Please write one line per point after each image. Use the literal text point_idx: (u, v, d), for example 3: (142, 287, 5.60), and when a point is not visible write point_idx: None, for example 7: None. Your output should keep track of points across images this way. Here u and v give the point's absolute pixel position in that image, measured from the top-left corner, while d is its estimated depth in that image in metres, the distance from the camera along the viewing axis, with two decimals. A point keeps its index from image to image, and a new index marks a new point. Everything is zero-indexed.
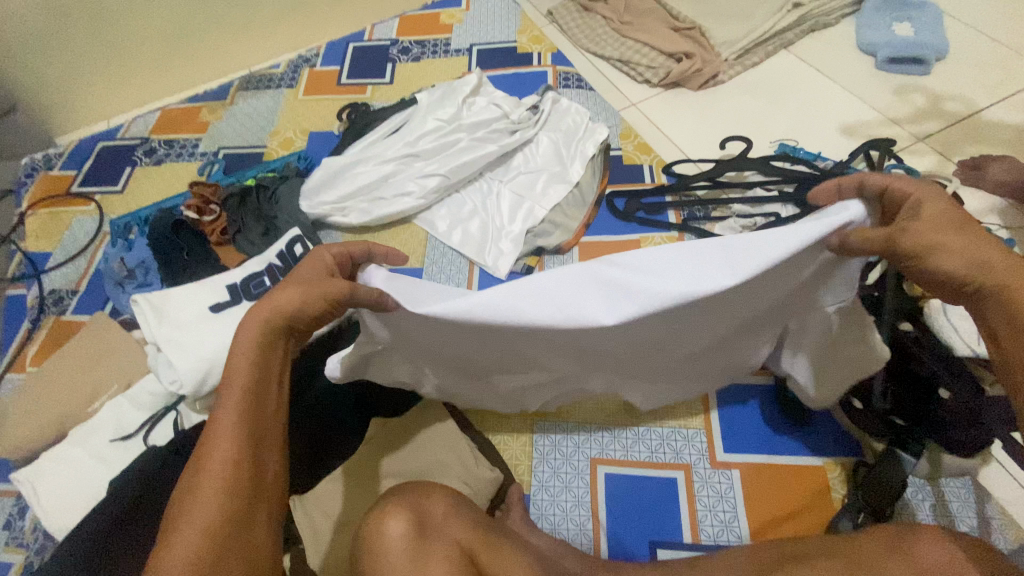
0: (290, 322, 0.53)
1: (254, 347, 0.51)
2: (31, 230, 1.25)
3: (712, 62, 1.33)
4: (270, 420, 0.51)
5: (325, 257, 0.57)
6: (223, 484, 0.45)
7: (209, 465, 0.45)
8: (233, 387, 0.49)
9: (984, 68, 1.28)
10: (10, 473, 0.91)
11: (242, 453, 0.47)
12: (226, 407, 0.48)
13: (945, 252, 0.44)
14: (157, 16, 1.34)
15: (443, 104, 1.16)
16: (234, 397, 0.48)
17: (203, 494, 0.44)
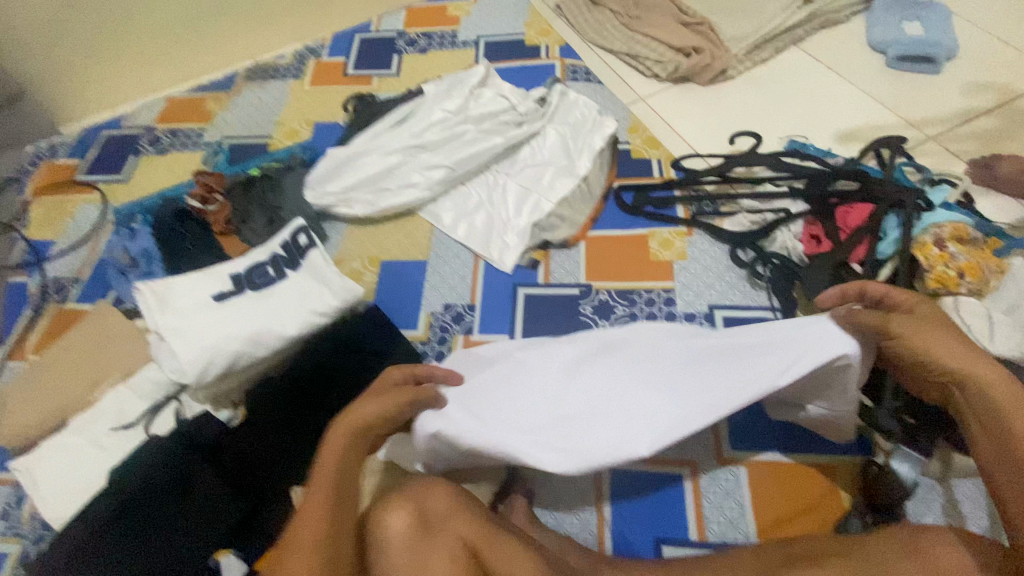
0: (380, 424, 0.62)
1: (342, 443, 0.59)
2: (35, 218, 1.24)
3: (721, 57, 1.32)
4: (352, 506, 0.57)
5: (400, 372, 0.69)
6: (311, 556, 0.51)
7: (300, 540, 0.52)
8: (322, 472, 0.57)
9: (996, 66, 1.27)
10: (10, 461, 0.91)
11: (328, 530, 0.53)
12: (316, 492, 0.55)
13: (916, 336, 0.58)
14: (164, 5, 1.33)
15: (450, 95, 1.14)
16: (324, 481, 0.56)
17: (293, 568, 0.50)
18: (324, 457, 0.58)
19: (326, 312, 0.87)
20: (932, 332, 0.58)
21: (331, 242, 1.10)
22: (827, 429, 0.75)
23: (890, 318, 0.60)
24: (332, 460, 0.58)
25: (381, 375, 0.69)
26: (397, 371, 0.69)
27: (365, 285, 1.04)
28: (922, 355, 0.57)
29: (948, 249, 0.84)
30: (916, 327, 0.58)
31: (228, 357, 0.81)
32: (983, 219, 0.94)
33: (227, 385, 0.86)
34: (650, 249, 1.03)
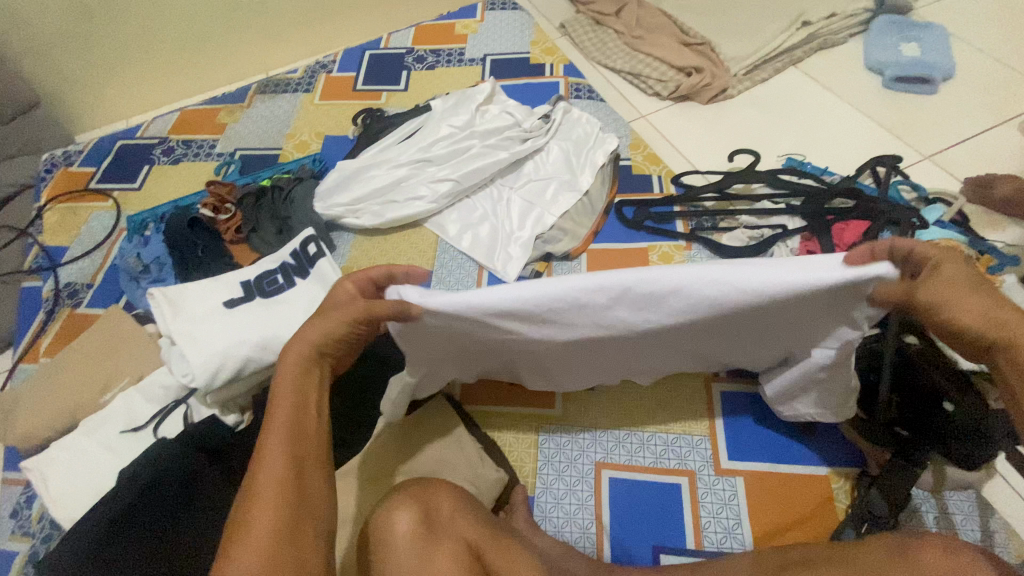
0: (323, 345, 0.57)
1: (294, 372, 0.56)
2: (49, 224, 1.27)
3: (721, 77, 1.35)
4: (314, 436, 0.53)
5: (355, 279, 0.60)
6: (276, 497, 0.47)
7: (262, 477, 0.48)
8: (281, 403, 0.53)
9: (991, 89, 1.30)
10: (21, 461, 0.93)
11: (291, 470, 0.49)
12: (275, 426, 0.52)
13: (948, 287, 0.49)
14: (181, 21, 1.38)
15: (457, 111, 1.18)
16: (281, 412, 0.52)
17: (255, 507, 0.47)
18: (280, 389, 0.54)
19: None
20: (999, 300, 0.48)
21: (338, 252, 1.13)
22: (816, 402, 0.74)
23: (962, 275, 0.49)
24: (289, 390, 0.54)
25: (331, 292, 0.61)
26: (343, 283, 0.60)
27: None
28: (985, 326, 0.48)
29: None
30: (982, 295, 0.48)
31: (236, 362, 0.83)
32: (977, 237, 0.96)
33: (235, 391, 0.87)
34: (649, 262, 1.06)
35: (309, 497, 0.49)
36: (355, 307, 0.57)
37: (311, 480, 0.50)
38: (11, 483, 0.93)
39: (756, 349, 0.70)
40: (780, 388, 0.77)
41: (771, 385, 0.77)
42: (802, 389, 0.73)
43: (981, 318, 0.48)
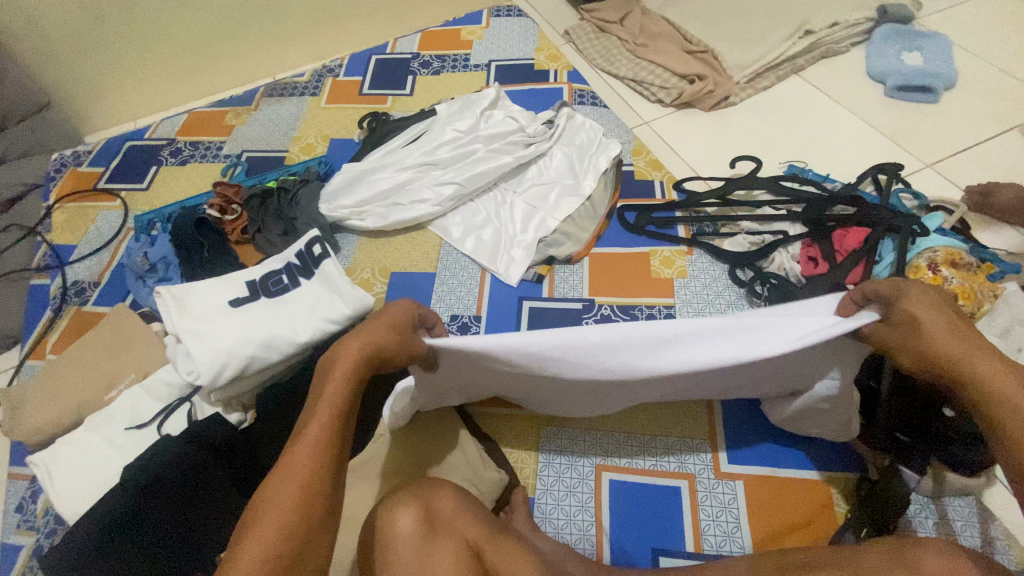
0: (375, 355, 0.61)
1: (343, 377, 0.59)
2: (57, 223, 1.28)
3: (724, 84, 1.37)
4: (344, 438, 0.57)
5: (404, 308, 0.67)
6: (305, 489, 0.50)
7: (296, 466, 0.51)
8: (326, 401, 0.57)
9: (993, 98, 1.31)
10: (27, 456, 0.94)
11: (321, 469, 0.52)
12: (316, 421, 0.55)
13: (918, 317, 0.55)
14: (190, 25, 1.40)
15: (462, 115, 1.20)
16: (325, 408, 0.56)
17: (283, 492, 0.49)
18: (329, 386, 0.58)
19: (337, 320, 0.90)
20: (951, 329, 0.53)
21: (343, 253, 1.14)
22: (821, 427, 0.77)
23: (919, 309, 0.55)
24: (337, 390, 0.57)
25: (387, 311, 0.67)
26: (395, 309, 0.66)
27: (375, 295, 1.07)
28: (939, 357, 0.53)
29: (941, 272, 0.88)
30: (935, 328, 0.54)
31: (241, 360, 0.84)
32: (977, 245, 0.96)
33: (238, 389, 0.88)
34: (651, 267, 1.06)
35: (331, 497, 0.52)
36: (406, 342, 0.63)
37: (337, 480, 0.54)
38: (17, 478, 0.94)
39: (751, 393, 0.75)
40: (785, 411, 0.79)
41: (776, 410, 0.80)
42: (809, 414, 0.76)
43: (934, 347, 0.53)
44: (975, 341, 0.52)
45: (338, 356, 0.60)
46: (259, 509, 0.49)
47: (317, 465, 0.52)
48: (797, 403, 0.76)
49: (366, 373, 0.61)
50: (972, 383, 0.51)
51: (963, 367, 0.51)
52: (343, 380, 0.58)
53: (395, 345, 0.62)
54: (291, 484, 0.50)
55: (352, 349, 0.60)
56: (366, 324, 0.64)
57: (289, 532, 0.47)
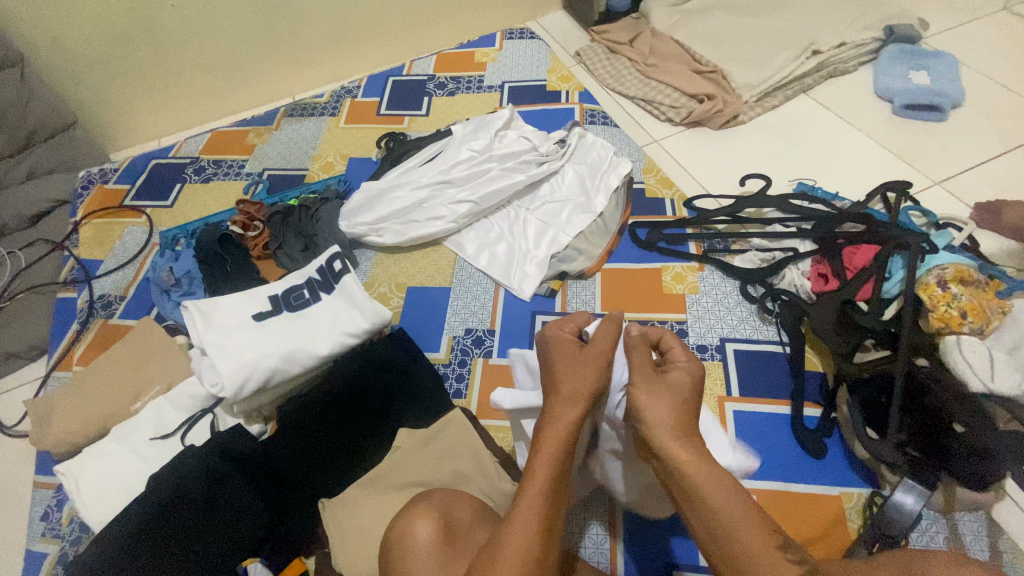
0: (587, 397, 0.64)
1: (563, 423, 0.62)
2: (85, 238, 1.33)
3: (732, 104, 1.39)
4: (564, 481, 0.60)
5: (569, 329, 0.72)
6: (533, 536, 0.54)
7: (520, 514, 0.55)
8: (548, 441, 0.61)
9: (1000, 116, 1.32)
10: (53, 466, 0.96)
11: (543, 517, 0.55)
12: (541, 461, 0.59)
13: (661, 432, 0.60)
14: (215, 49, 1.46)
15: (476, 135, 1.23)
16: (546, 459, 0.59)
17: (520, 537, 0.53)
18: (547, 431, 0.62)
19: (356, 333, 0.92)
20: (679, 426, 0.60)
21: (361, 268, 1.17)
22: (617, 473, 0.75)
23: (657, 394, 0.62)
24: (559, 430, 0.62)
25: (553, 333, 0.72)
26: (556, 327, 0.73)
27: (391, 310, 1.10)
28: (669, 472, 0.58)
29: (950, 290, 0.87)
30: (664, 432, 0.59)
31: (263, 373, 0.86)
32: (985, 261, 0.97)
33: (260, 401, 0.91)
34: (663, 283, 1.08)
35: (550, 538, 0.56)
36: (596, 365, 0.66)
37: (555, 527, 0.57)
38: (44, 487, 0.97)
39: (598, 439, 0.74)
40: (596, 463, 0.77)
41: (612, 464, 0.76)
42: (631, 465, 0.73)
43: (680, 471, 0.57)
44: (690, 441, 0.59)
45: (561, 397, 0.64)
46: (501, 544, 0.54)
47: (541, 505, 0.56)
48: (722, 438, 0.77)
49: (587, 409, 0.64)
50: (699, 500, 0.55)
51: (685, 477, 0.57)
52: (568, 424, 0.62)
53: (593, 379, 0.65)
54: (521, 530, 0.54)
55: (571, 390, 0.64)
56: (551, 356, 0.69)
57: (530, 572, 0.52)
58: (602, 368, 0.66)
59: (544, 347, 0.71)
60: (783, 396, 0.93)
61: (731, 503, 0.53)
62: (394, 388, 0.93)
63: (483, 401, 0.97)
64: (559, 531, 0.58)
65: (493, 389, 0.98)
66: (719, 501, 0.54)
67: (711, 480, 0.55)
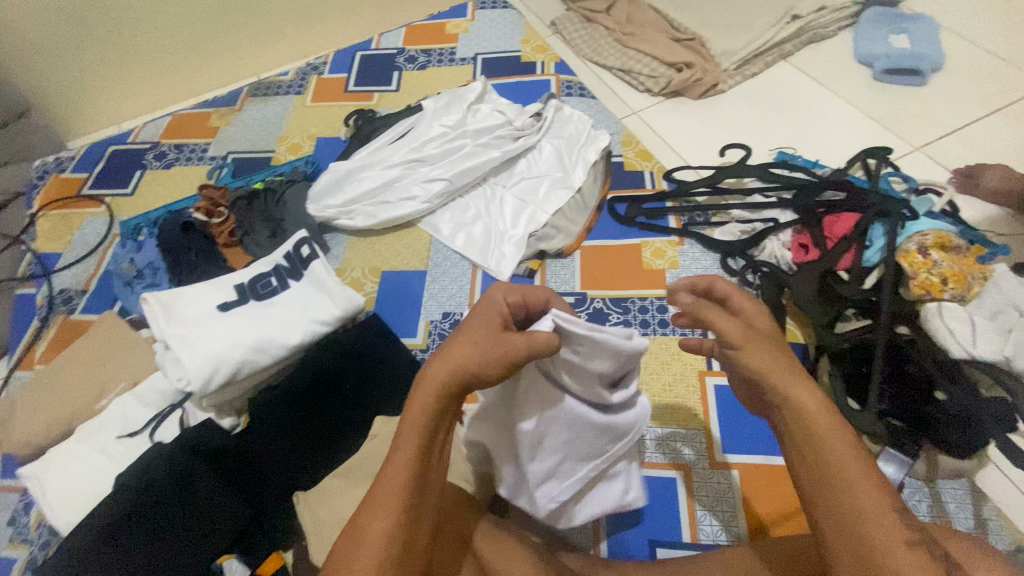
0: (474, 372, 0.53)
1: (434, 395, 0.52)
2: (42, 231, 1.26)
3: (712, 72, 1.36)
4: (436, 446, 0.53)
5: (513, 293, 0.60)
6: (397, 512, 0.49)
7: (382, 495, 0.49)
8: (417, 411, 0.52)
9: (979, 78, 1.31)
10: (17, 469, 0.92)
11: (407, 498, 0.50)
12: (406, 433, 0.51)
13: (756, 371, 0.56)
14: (171, 25, 1.38)
15: (448, 110, 1.19)
16: (413, 433, 0.51)
17: (379, 523, 0.48)
18: (418, 395, 0.53)
19: (329, 321, 0.89)
20: (795, 382, 0.53)
21: (333, 253, 1.13)
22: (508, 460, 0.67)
23: (768, 361, 0.55)
24: (429, 392, 0.52)
25: (486, 296, 0.59)
26: (499, 290, 0.59)
27: (365, 295, 1.06)
28: (789, 431, 0.52)
29: (931, 256, 0.86)
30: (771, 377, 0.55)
31: (231, 365, 0.83)
32: (965, 226, 0.96)
33: (231, 394, 0.88)
34: (643, 258, 1.06)
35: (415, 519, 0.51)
36: (504, 339, 0.54)
37: (422, 506, 0.52)
38: (10, 490, 0.93)
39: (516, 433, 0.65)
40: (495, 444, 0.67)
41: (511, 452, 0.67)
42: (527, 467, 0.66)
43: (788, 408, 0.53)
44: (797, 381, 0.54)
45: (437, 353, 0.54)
46: (360, 527, 0.49)
47: (406, 478, 0.50)
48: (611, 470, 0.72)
49: (471, 381, 0.53)
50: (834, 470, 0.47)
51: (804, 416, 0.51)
52: (438, 386, 0.52)
53: (495, 360, 0.53)
54: (383, 509, 0.49)
55: (458, 357, 0.53)
56: (472, 315, 0.57)
57: (389, 549, 0.48)
58: (517, 347, 0.53)
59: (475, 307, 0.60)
60: None
61: (859, 470, 0.47)
62: (370, 375, 0.90)
63: None
64: (426, 509, 0.53)
65: None
66: (843, 461, 0.48)
67: (836, 445, 0.49)
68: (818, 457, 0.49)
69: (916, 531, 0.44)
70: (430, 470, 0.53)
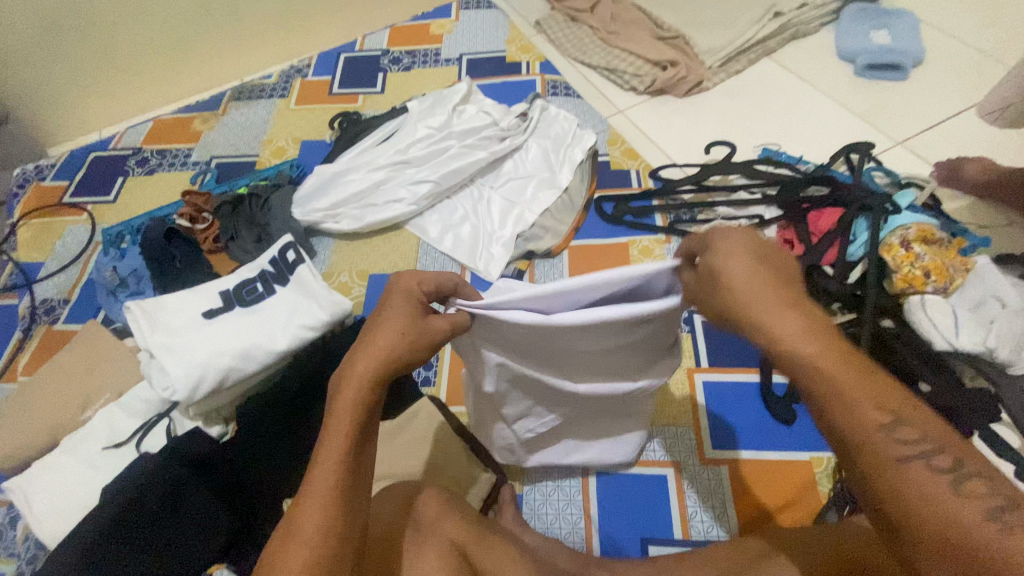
0: (402, 361, 0.52)
1: (361, 385, 0.50)
2: (23, 241, 1.24)
3: (696, 69, 1.36)
4: (370, 438, 0.52)
5: (430, 280, 0.57)
6: (331, 508, 0.46)
7: (314, 494, 0.46)
8: (342, 407, 0.50)
9: (958, 73, 1.32)
10: (2, 483, 0.91)
11: (343, 491, 0.47)
12: (335, 427, 0.49)
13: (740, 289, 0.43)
14: (153, 31, 1.36)
15: (433, 111, 1.18)
16: (342, 425, 0.49)
17: (312, 521, 0.45)
18: (342, 391, 0.50)
19: (315, 326, 0.88)
20: (777, 310, 0.41)
21: (319, 257, 1.12)
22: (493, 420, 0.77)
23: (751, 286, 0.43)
24: (354, 391, 0.50)
25: (392, 280, 0.57)
26: (410, 278, 0.56)
27: (353, 299, 1.06)
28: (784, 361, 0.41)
29: (913, 249, 0.87)
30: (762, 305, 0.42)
31: (218, 373, 0.82)
32: (947, 219, 0.98)
33: (218, 402, 0.87)
34: (631, 256, 1.06)
35: (354, 513, 0.48)
36: (422, 327, 0.53)
37: (359, 500, 0.49)
38: None
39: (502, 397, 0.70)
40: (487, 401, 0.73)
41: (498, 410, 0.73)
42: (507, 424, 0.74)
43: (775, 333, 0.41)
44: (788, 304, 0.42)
45: (355, 347, 0.52)
46: (292, 532, 0.45)
47: (338, 474, 0.47)
48: (594, 413, 0.73)
49: (398, 369, 0.52)
50: (822, 399, 0.40)
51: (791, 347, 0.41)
52: (367, 376, 0.51)
53: (422, 346, 0.53)
54: (313, 509, 0.46)
55: (382, 346, 0.51)
56: (382, 308, 0.55)
57: (327, 549, 0.44)
58: (435, 331, 0.54)
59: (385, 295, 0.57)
60: (753, 363, 0.92)
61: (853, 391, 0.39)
62: None
63: (450, 387, 0.95)
64: (364, 503, 0.50)
65: (461, 376, 0.95)
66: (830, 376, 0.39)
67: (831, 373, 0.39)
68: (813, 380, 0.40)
69: (916, 443, 0.36)
70: (364, 459, 0.50)
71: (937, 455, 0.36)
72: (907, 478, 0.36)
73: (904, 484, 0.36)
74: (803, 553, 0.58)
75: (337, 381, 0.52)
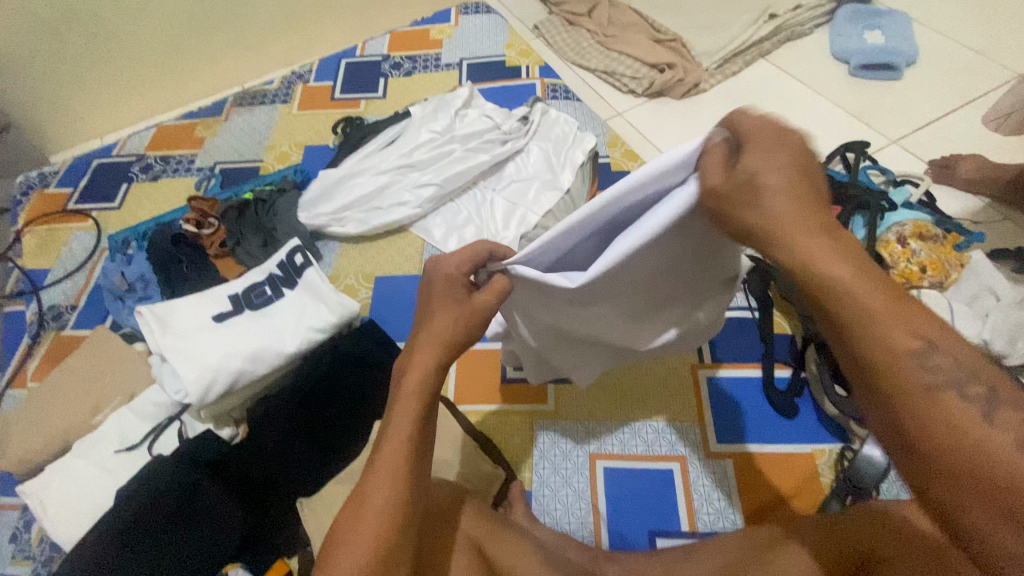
0: (455, 345, 0.54)
1: (426, 367, 0.52)
2: (29, 248, 1.25)
3: (693, 72, 1.38)
4: (432, 418, 0.53)
5: (461, 263, 0.57)
6: (398, 483, 0.48)
7: (382, 469, 0.49)
8: (408, 389, 0.52)
9: (950, 72, 1.35)
10: (15, 487, 0.92)
11: (409, 467, 0.49)
12: (402, 407, 0.51)
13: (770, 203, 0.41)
14: (155, 39, 1.37)
15: (436, 116, 1.20)
16: (408, 405, 0.51)
17: (381, 493, 0.48)
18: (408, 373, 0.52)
19: (324, 328, 0.90)
20: (811, 239, 0.40)
21: (325, 260, 1.13)
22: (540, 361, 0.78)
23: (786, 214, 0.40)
24: (417, 374, 0.52)
25: (431, 267, 0.58)
26: (450, 263, 0.57)
27: (360, 301, 1.07)
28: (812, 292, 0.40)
29: (910, 246, 0.89)
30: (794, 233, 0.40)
31: (229, 375, 0.83)
32: (943, 216, 1.00)
33: (229, 403, 0.88)
34: None
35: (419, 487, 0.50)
36: (469, 309, 0.55)
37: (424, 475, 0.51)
38: (8, 509, 0.92)
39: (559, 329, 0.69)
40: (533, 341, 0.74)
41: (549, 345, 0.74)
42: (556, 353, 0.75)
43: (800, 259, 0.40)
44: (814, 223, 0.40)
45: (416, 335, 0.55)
46: (362, 503, 0.48)
47: (403, 452, 0.49)
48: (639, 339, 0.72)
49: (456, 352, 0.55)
50: (850, 326, 0.38)
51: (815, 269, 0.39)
52: (430, 359, 0.53)
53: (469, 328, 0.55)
54: (383, 481, 0.48)
55: (441, 332, 0.53)
56: (428, 298, 0.56)
57: (392, 520, 0.47)
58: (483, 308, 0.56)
59: (427, 283, 0.58)
60: (754, 359, 0.94)
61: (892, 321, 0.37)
62: (365, 381, 0.91)
63: (458, 387, 0.96)
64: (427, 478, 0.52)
65: (467, 376, 0.97)
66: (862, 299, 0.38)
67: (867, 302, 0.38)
68: (844, 312, 0.38)
69: (950, 370, 0.36)
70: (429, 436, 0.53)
71: (966, 382, 0.35)
72: (938, 403, 0.35)
73: (935, 415, 0.35)
74: (810, 537, 0.60)
75: (403, 363, 0.54)
